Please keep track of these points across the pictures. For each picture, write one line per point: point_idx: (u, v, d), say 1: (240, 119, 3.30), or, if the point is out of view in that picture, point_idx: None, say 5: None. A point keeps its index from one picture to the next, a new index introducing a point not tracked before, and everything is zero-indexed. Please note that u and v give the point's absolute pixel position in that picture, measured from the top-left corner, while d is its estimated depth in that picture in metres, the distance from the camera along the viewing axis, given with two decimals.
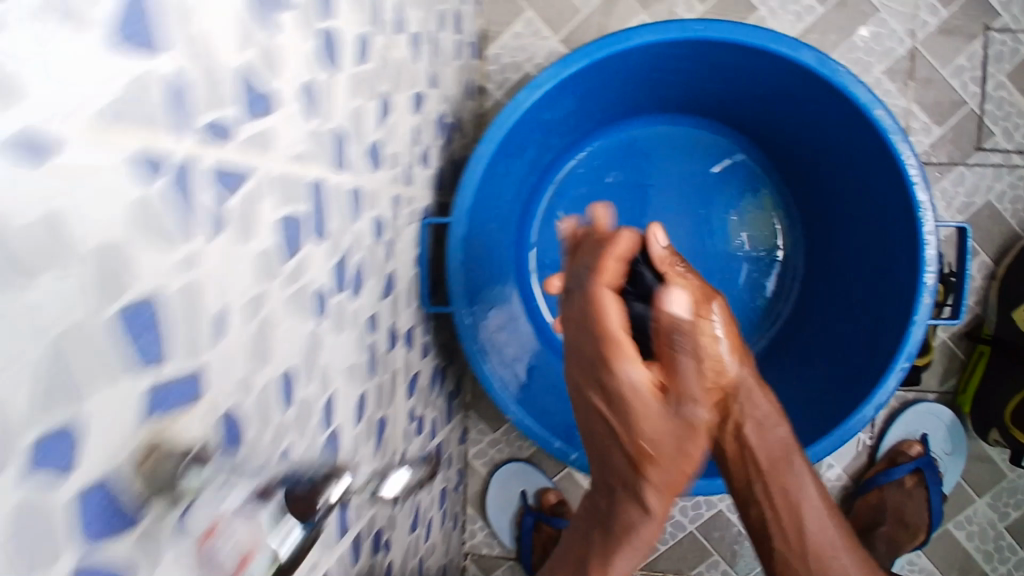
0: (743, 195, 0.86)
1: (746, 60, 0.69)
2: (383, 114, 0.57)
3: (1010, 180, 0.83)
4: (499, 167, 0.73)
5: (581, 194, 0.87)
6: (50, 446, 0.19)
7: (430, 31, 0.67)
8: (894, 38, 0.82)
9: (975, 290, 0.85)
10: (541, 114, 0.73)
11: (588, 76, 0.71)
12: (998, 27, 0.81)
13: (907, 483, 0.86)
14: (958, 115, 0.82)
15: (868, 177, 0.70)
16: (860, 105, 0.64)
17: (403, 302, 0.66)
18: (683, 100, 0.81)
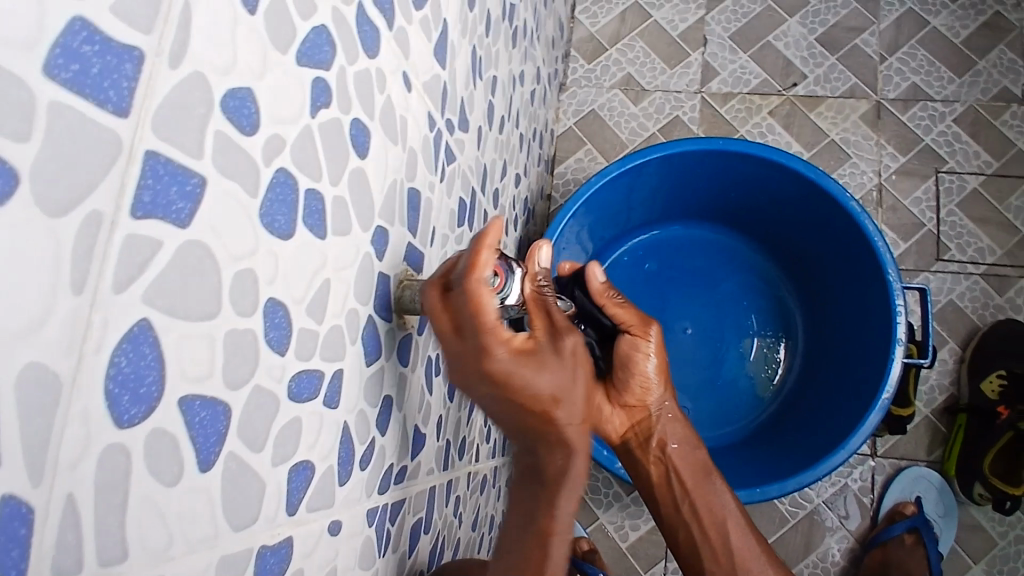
0: (756, 287, 1.07)
1: (759, 172, 0.94)
2: (502, 176, 0.84)
3: (967, 284, 1.06)
4: (571, 234, 0.95)
5: (623, 276, 1.07)
6: (310, 207, 0.36)
7: (527, 138, 0.96)
8: (863, 177, 1.11)
9: (949, 371, 1.04)
10: (605, 201, 0.96)
11: (644, 175, 0.95)
12: (946, 171, 1.10)
13: (907, 540, 0.96)
14: (919, 234, 1.08)
15: (851, 257, 0.92)
16: (840, 199, 0.88)
17: None
18: (708, 207, 1.05)
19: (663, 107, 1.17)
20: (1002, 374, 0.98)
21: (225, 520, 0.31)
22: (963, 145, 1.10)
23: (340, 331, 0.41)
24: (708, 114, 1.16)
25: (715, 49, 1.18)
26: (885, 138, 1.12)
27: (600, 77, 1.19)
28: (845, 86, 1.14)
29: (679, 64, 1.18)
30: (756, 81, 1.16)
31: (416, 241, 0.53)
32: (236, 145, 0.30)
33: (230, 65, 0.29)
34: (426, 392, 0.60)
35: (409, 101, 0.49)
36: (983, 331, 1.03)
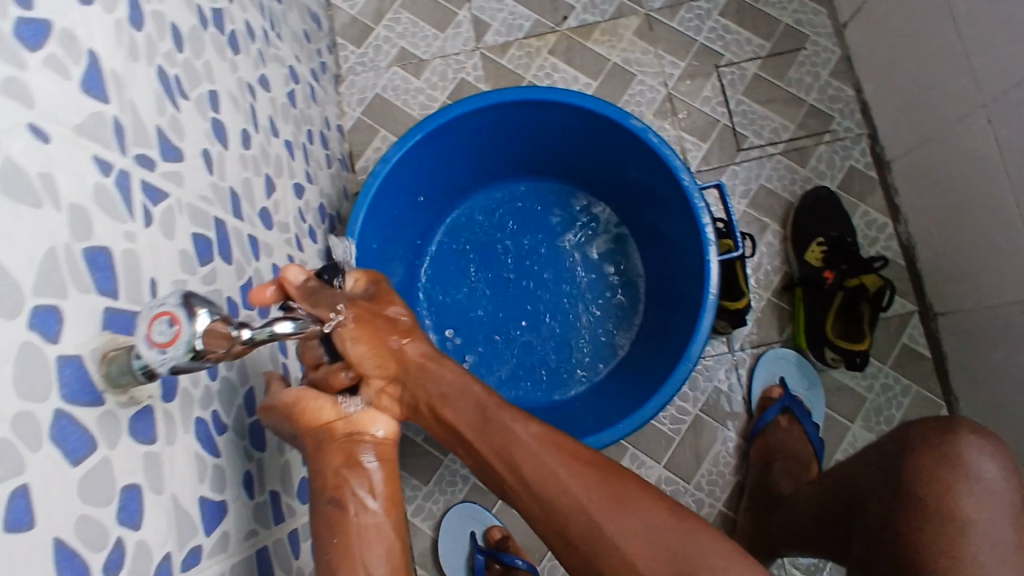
0: (577, 224, 1.05)
1: (535, 112, 0.91)
2: (269, 193, 0.77)
3: (773, 166, 1.08)
4: (375, 233, 0.89)
5: (453, 258, 1.04)
6: None
7: (298, 143, 0.90)
8: (653, 90, 1.11)
9: (777, 251, 1.06)
10: (396, 190, 0.91)
11: (422, 149, 0.90)
12: (725, 64, 1.11)
13: (782, 422, 0.99)
14: (717, 130, 1.09)
15: (650, 173, 0.91)
16: (619, 119, 0.87)
17: None
18: (515, 159, 1.02)
19: (446, 73, 1.13)
20: (821, 241, 0.99)
21: None
22: (734, 34, 1.12)
23: (7, 444, 0.35)
24: (492, 69, 1.13)
25: (481, 2, 1.14)
26: (663, 47, 1.12)
27: (375, 59, 1.13)
28: (613, 8, 1.13)
29: (450, 26, 1.14)
30: (529, 24, 1.13)
31: (120, 303, 0.46)
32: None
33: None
34: (207, 455, 0.54)
35: (51, 151, 0.42)
36: (795, 204, 1.06)
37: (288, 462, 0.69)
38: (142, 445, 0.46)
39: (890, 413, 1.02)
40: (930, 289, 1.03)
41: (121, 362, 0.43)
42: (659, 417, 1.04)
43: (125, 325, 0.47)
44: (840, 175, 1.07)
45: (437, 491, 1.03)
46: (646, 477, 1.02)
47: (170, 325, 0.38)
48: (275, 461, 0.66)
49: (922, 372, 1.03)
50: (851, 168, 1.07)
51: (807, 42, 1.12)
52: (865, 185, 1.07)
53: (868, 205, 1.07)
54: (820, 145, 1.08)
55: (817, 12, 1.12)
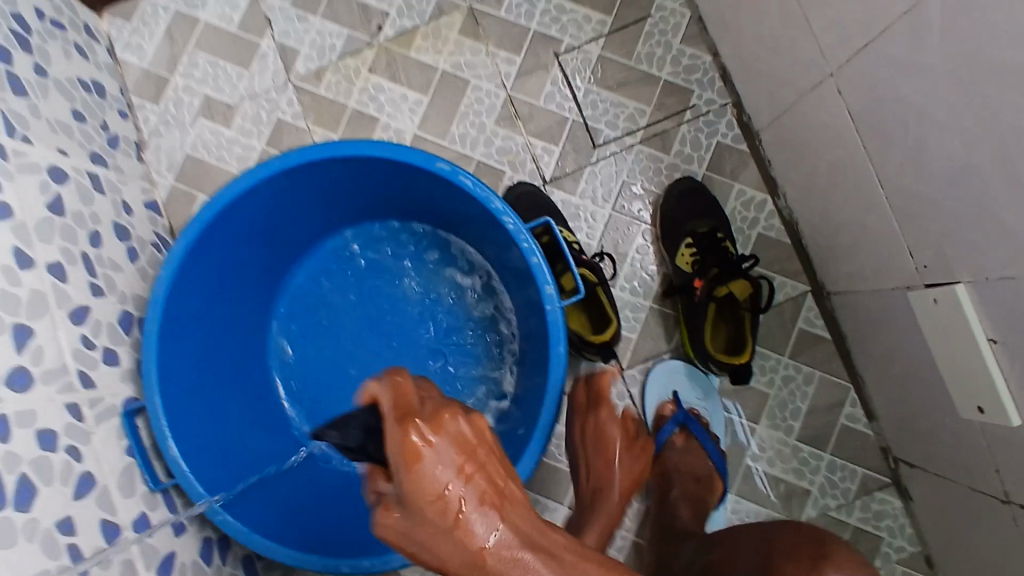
0: (427, 264, 0.96)
1: (336, 168, 0.80)
2: (28, 344, 0.66)
3: (634, 158, 0.97)
4: (186, 337, 0.80)
5: (302, 328, 0.95)
6: None
7: (75, 257, 0.78)
8: (491, 94, 0.98)
9: (651, 254, 0.96)
10: (202, 284, 0.81)
11: (217, 235, 0.79)
12: (565, 50, 0.98)
13: (677, 440, 0.92)
14: (567, 129, 0.97)
15: (478, 212, 0.81)
16: (425, 164, 0.76)
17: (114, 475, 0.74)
18: (344, 208, 0.92)
19: (259, 116, 1.00)
20: (688, 244, 0.90)
21: None
22: (570, 13, 0.98)
23: None
24: (310, 101, 1.00)
25: (283, 27, 1.01)
26: (494, 43, 0.98)
27: (179, 115, 1.01)
28: (431, 7, 0.99)
29: (255, 60, 1.01)
30: (341, 43, 1.00)
31: None
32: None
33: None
34: None
35: None
36: (662, 197, 0.96)
37: None
38: None
39: (795, 405, 0.95)
40: (818, 267, 0.94)
41: None
42: (554, 453, 0.94)
43: None
44: (707, 155, 0.96)
45: None
46: None
47: None
48: None
49: (824, 355, 0.96)
50: (718, 146, 0.96)
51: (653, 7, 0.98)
52: (737, 162, 0.96)
53: (742, 182, 0.96)
54: (682, 125, 0.97)
55: None
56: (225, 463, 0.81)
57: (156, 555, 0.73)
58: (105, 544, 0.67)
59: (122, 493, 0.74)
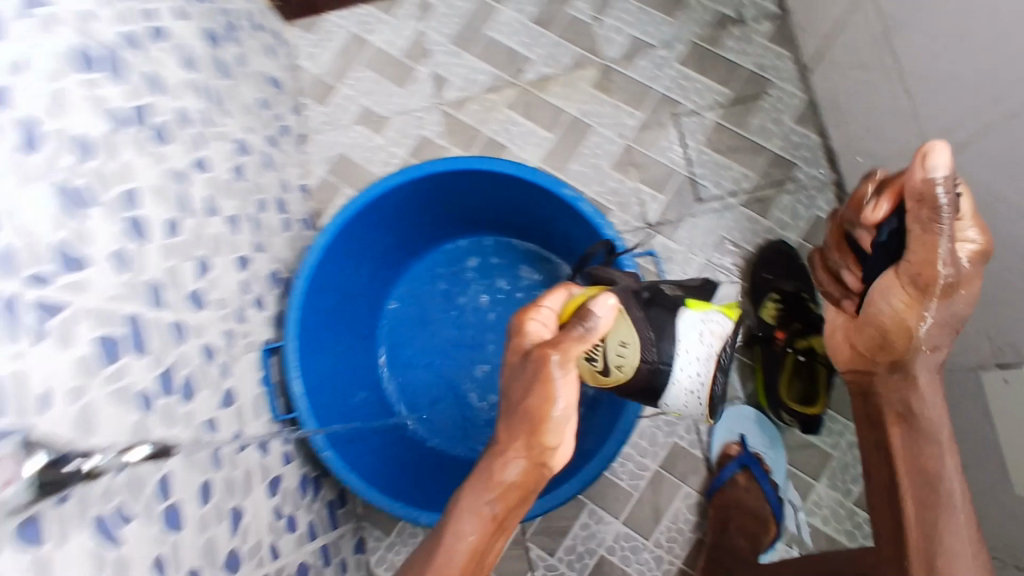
0: (531, 281, 1.06)
1: (474, 180, 0.91)
2: (202, 274, 0.80)
3: (732, 216, 1.06)
4: (321, 301, 0.92)
5: (410, 317, 1.06)
6: None
7: (246, 216, 0.93)
8: (609, 143, 1.09)
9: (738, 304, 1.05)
10: (341, 259, 0.93)
11: (364, 219, 0.92)
12: (683, 112, 1.09)
13: (740, 478, 0.98)
14: (672, 182, 1.07)
15: (590, 237, 0.91)
16: (551, 188, 0.86)
17: (249, 398, 0.86)
18: (468, 217, 1.03)
19: (406, 129, 1.15)
20: (775, 297, 0.98)
21: None
22: (693, 82, 1.10)
23: None
24: (452, 123, 1.14)
25: (440, 58, 1.16)
26: (620, 97, 1.11)
27: (338, 118, 1.16)
28: (570, 59, 1.13)
29: (410, 82, 1.16)
30: (487, 78, 1.15)
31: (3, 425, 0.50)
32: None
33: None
34: (102, 553, 0.58)
35: None
36: (754, 254, 1.04)
37: (217, 538, 0.73)
38: (25, 552, 0.50)
39: (853, 471, 1.00)
40: None
41: None
42: (617, 471, 1.04)
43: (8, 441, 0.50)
44: (803, 225, 1.05)
45: (400, 542, 1.08)
46: (602, 533, 1.03)
47: None
48: (194, 539, 0.70)
49: None
50: (816, 218, 1.05)
51: (769, 88, 1.10)
52: (827, 236, 1.05)
53: None
54: (783, 195, 1.06)
55: (780, 56, 1.11)
56: (335, 417, 0.92)
57: (268, 476, 0.86)
58: (233, 453, 0.79)
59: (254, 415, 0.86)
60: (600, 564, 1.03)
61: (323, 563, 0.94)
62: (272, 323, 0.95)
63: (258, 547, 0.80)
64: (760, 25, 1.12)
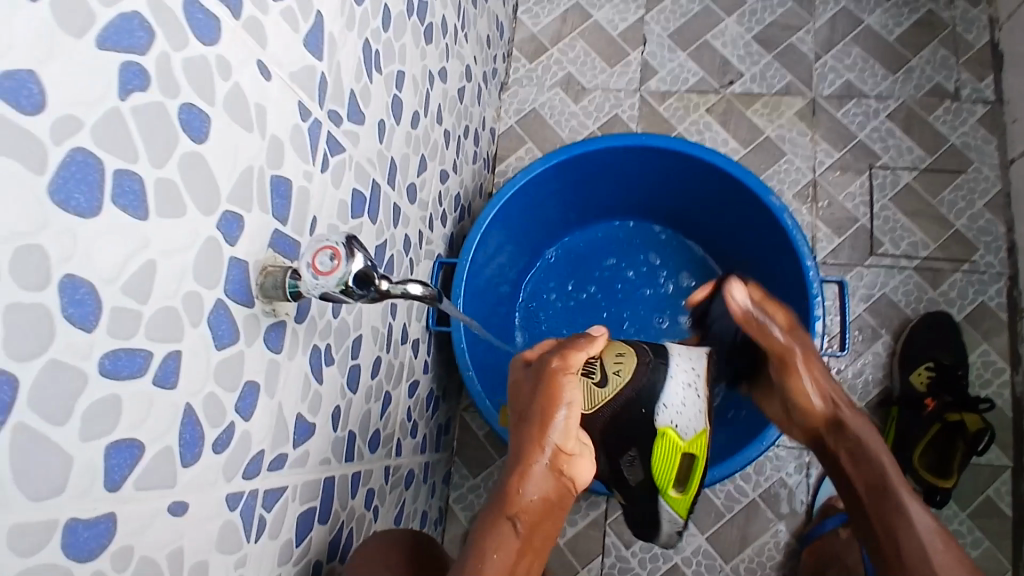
0: (687, 282, 1.06)
1: (680, 166, 0.93)
2: (420, 172, 0.84)
3: (902, 278, 1.06)
4: (498, 233, 0.95)
5: (560, 279, 1.08)
6: (123, 187, 0.37)
7: (455, 136, 0.97)
8: (798, 172, 1.11)
9: (881, 364, 1.03)
10: (528, 201, 0.96)
11: (564, 170, 0.94)
12: (880, 165, 1.10)
13: (842, 532, 0.95)
14: (852, 229, 1.08)
15: (777, 251, 0.92)
16: (760, 192, 0.88)
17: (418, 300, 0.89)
18: (648, 202, 1.04)
19: (603, 105, 1.18)
20: (930, 365, 0.97)
21: (17, 490, 0.32)
22: (896, 140, 1.11)
23: (175, 313, 0.42)
24: (648, 112, 1.17)
25: (654, 48, 1.19)
26: (820, 134, 1.12)
27: (541, 77, 1.20)
28: (781, 84, 1.15)
29: (619, 63, 1.19)
30: (694, 80, 1.17)
31: (285, 229, 0.53)
32: (20, 128, 0.31)
33: (5, 45, 0.29)
34: (312, 381, 0.60)
35: (269, 88, 0.49)
36: (914, 321, 1.03)
37: (371, 413, 0.76)
38: (269, 351, 0.52)
39: None
40: None
41: (275, 278, 0.50)
42: (715, 488, 1.04)
43: (282, 247, 0.53)
44: (969, 307, 1.03)
45: (482, 487, 1.08)
46: (684, 542, 1.03)
47: (331, 258, 0.44)
48: (360, 406, 0.72)
49: (994, 528, 0.97)
50: (982, 304, 1.03)
51: (970, 166, 1.08)
52: (992, 324, 1.03)
53: (990, 344, 1.02)
54: (958, 273, 1.05)
55: (987, 140, 1.09)
56: (479, 345, 0.94)
57: (411, 379, 0.88)
58: (398, 344, 0.82)
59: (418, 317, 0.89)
60: (672, 570, 1.03)
61: (423, 478, 0.96)
62: (447, 241, 0.98)
63: (391, 437, 0.83)
64: (973, 107, 1.10)
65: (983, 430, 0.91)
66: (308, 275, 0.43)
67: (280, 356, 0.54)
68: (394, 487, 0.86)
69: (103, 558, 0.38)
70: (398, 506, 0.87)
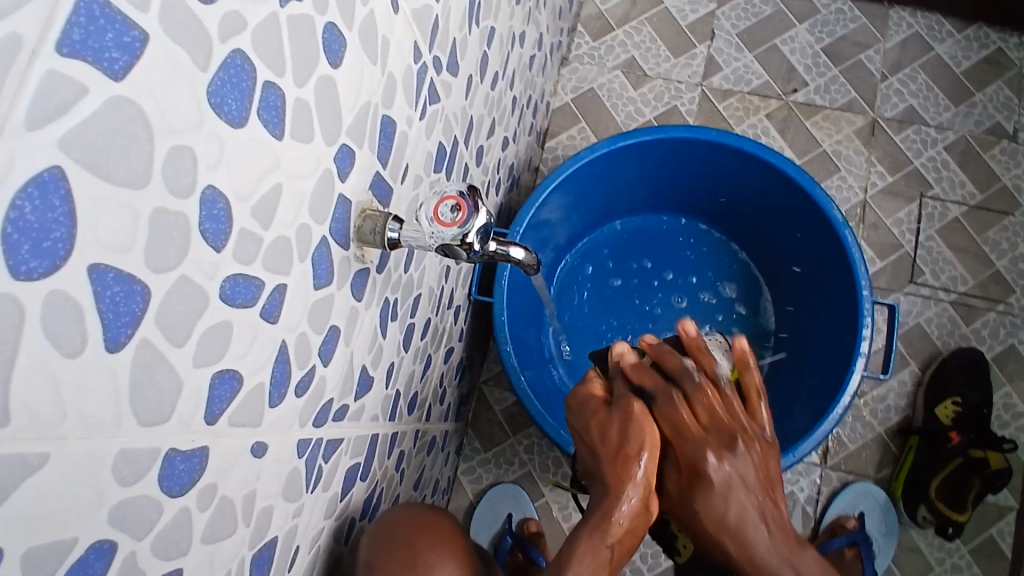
0: (726, 286, 1.05)
1: (745, 165, 0.92)
2: (489, 135, 0.81)
3: (937, 310, 1.06)
4: (552, 208, 0.93)
5: (599, 265, 1.06)
6: (267, 101, 0.34)
7: (520, 103, 0.94)
8: (850, 191, 1.10)
9: (905, 393, 1.04)
10: (587, 179, 0.94)
11: (627, 153, 0.93)
12: (931, 195, 1.10)
13: (847, 553, 0.96)
14: (895, 255, 1.08)
15: (829, 267, 0.91)
16: (824, 204, 0.87)
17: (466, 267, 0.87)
18: (700, 200, 1.03)
19: (662, 95, 1.16)
20: (957, 401, 0.98)
21: (132, 409, 0.30)
22: (950, 172, 1.10)
23: (287, 243, 0.39)
24: (706, 108, 1.15)
25: (721, 45, 1.17)
26: (876, 155, 1.11)
27: (603, 57, 1.17)
28: (844, 100, 1.13)
29: (684, 55, 1.17)
30: (758, 82, 1.15)
31: (385, 174, 0.51)
32: (193, 16, 0.28)
33: None
34: (378, 335, 0.58)
35: (395, 21, 0.47)
36: (945, 355, 1.03)
37: (415, 375, 0.73)
38: (353, 299, 0.50)
39: None
40: None
41: (373, 223, 0.48)
42: None
43: (379, 192, 0.50)
44: (1000, 348, 1.04)
45: (492, 463, 1.06)
46: None
47: (452, 210, 0.43)
48: (408, 366, 0.70)
49: (997, 570, 0.98)
50: (1012, 346, 1.04)
51: (1020, 209, 1.09)
52: (1018, 368, 1.04)
53: (1014, 387, 1.03)
54: (992, 312, 1.05)
55: None
56: (517, 319, 0.92)
57: (449, 345, 0.86)
58: (445, 308, 0.80)
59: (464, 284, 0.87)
60: None
61: (442, 447, 0.95)
62: (497, 210, 0.95)
63: (425, 400, 0.81)
64: None
65: (1001, 470, 0.96)
66: (428, 226, 0.42)
67: (360, 304, 0.52)
68: (419, 452, 0.84)
69: (190, 493, 0.36)
70: (419, 471, 0.85)
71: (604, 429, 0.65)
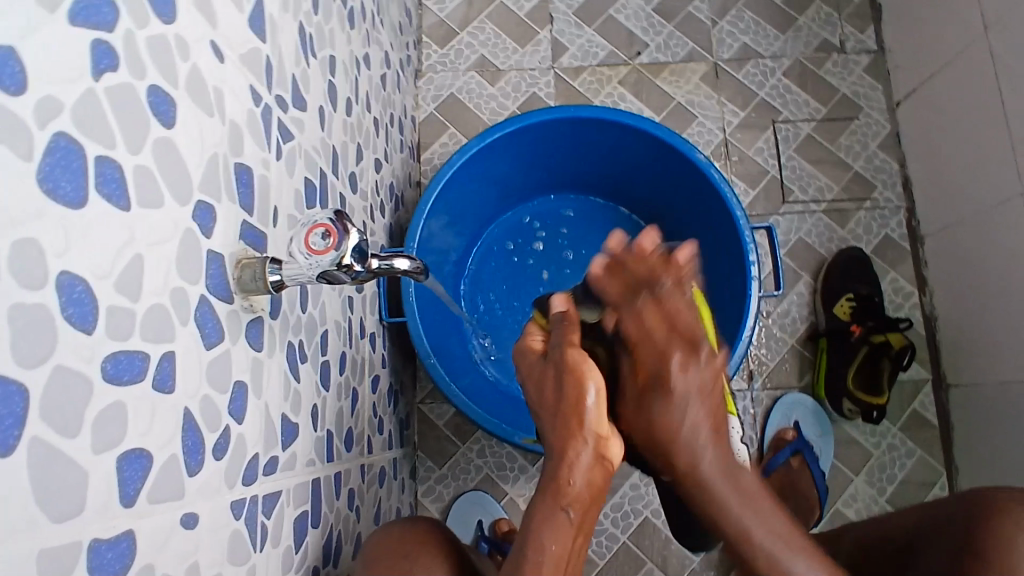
0: None
1: (610, 132, 0.96)
2: (358, 160, 0.82)
3: (813, 222, 1.15)
4: (439, 216, 0.94)
5: (500, 260, 1.08)
6: (105, 175, 0.34)
7: (382, 124, 0.95)
8: (710, 134, 1.18)
9: (805, 301, 1.12)
10: (466, 181, 0.96)
11: (497, 147, 0.95)
12: (782, 120, 1.18)
13: (793, 463, 1.02)
14: (764, 182, 1.16)
15: (707, 208, 0.97)
16: (687, 151, 0.92)
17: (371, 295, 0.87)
18: (578, 175, 1.07)
19: (519, 85, 1.19)
20: (851, 297, 1.06)
21: (40, 511, 0.29)
22: (794, 95, 1.19)
23: (164, 311, 0.39)
24: (563, 89, 1.19)
25: (561, 26, 1.21)
26: (726, 96, 1.19)
27: (455, 61, 1.20)
28: (684, 52, 1.21)
29: (530, 43, 1.21)
30: (603, 54, 1.20)
31: (253, 220, 0.51)
32: (6, 111, 0.28)
33: None
34: (291, 380, 0.58)
35: (222, 71, 0.47)
36: (830, 259, 1.12)
37: (344, 411, 0.73)
38: (253, 351, 0.50)
39: (892, 471, 1.06)
40: (945, 358, 1.08)
41: (252, 270, 0.47)
42: None
43: (252, 239, 0.50)
44: (875, 241, 1.14)
45: (450, 477, 1.07)
46: (650, 496, 1.07)
47: (324, 238, 0.44)
48: (334, 403, 0.69)
49: (926, 437, 1.07)
50: (886, 236, 1.14)
51: (861, 113, 1.19)
52: (896, 254, 1.14)
53: (897, 272, 1.13)
54: (861, 211, 1.15)
55: (873, 87, 1.20)
56: (434, 331, 0.93)
57: (374, 374, 0.86)
58: (357, 338, 0.80)
59: (373, 310, 0.87)
60: (644, 524, 1.06)
61: (393, 474, 0.94)
62: (387, 232, 0.96)
63: (362, 434, 0.81)
64: (859, 57, 1.21)
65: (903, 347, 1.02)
66: (303, 259, 0.43)
67: (261, 354, 0.51)
68: (372, 487, 0.83)
69: None
70: (376, 505, 0.85)
71: (542, 387, 0.60)
